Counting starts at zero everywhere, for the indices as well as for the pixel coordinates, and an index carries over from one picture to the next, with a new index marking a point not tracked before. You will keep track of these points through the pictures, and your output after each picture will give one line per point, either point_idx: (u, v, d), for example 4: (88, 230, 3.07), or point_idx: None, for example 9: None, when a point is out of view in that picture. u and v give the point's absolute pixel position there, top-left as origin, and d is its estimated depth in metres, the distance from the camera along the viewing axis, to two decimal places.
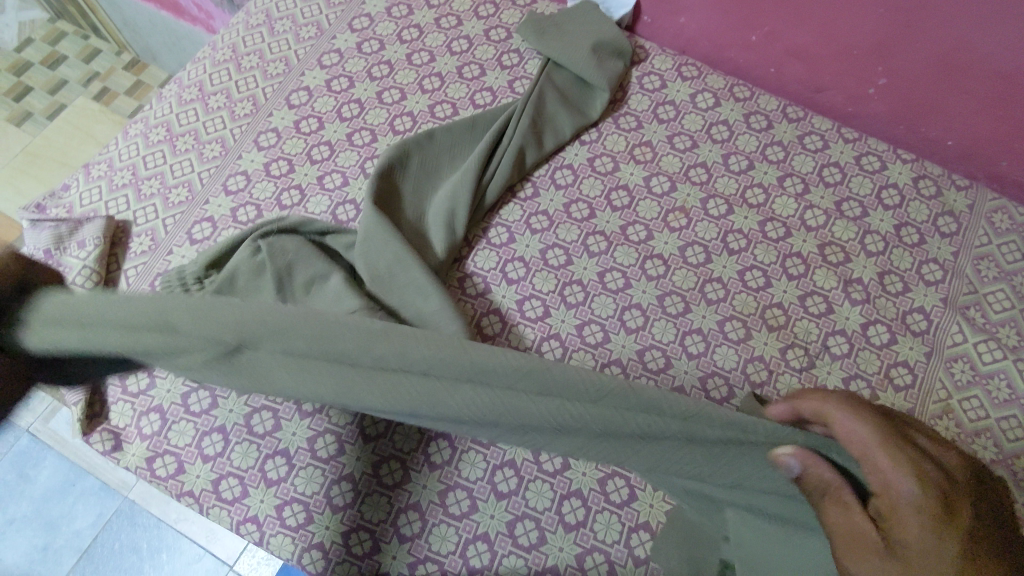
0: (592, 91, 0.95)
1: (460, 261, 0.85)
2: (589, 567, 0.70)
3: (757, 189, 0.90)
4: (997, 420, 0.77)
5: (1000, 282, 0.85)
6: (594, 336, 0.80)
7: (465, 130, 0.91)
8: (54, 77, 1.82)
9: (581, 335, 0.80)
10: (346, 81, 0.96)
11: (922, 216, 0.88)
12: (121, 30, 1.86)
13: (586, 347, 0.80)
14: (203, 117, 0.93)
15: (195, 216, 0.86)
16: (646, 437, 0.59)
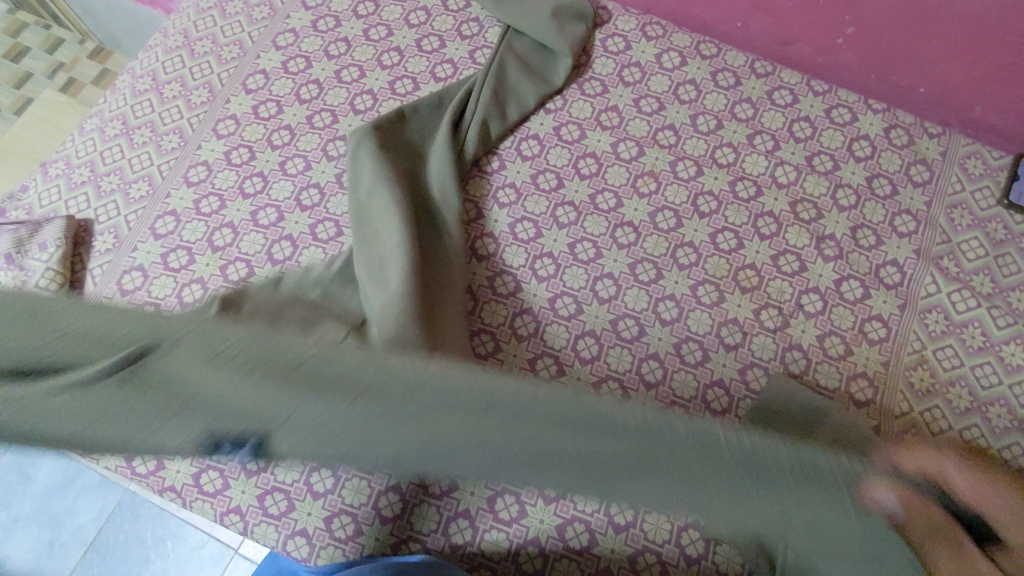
0: (554, 56, 0.93)
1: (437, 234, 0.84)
2: (570, 537, 0.71)
3: (727, 149, 0.88)
4: (972, 368, 0.77)
5: (974, 230, 0.84)
6: (567, 308, 0.80)
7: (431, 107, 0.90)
8: (18, 71, 1.78)
9: (553, 308, 0.80)
10: (303, 62, 0.93)
11: (894, 166, 0.87)
12: (82, 18, 1.81)
13: (559, 320, 0.79)
14: (159, 108, 0.91)
15: (158, 210, 0.85)
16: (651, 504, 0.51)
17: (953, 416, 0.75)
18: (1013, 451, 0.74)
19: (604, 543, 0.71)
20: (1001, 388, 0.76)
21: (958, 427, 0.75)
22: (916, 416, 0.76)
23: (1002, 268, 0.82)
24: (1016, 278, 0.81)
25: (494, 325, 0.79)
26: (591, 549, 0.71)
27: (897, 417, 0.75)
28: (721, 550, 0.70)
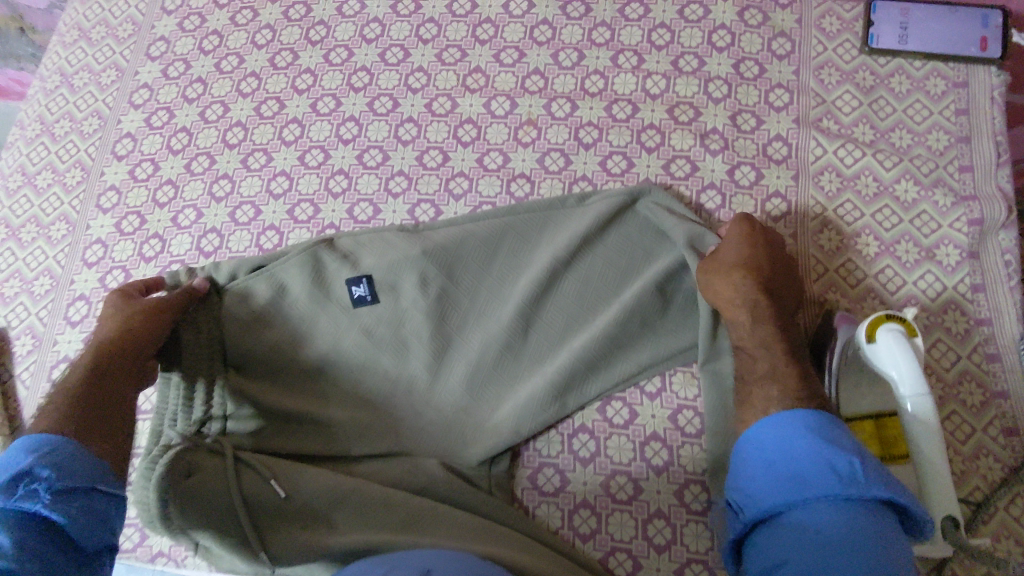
0: (418, 73, 0.91)
1: (345, 223, 0.85)
2: (542, 483, 0.76)
3: (595, 77, 0.89)
4: (873, 215, 0.80)
5: (844, 84, 0.86)
6: (478, 280, 0.80)
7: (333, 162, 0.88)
8: None
9: (463, 287, 0.80)
10: (165, 113, 0.92)
11: (756, 46, 0.88)
12: None
13: (468, 299, 0.80)
14: (37, 201, 0.90)
15: (67, 298, 0.85)
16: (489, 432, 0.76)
17: (866, 265, 0.78)
18: (926, 280, 0.77)
19: (575, 479, 0.75)
20: (903, 226, 0.79)
21: (873, 273, 0.78)
22: (832, 275, 0.78)
23: (878, 113, 0.84)
24: (892, 119, 0.84)
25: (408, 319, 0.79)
26: (564, 488, 0.75)
27: (815, 281, 0.78)
28: (684, 452, 0.74)
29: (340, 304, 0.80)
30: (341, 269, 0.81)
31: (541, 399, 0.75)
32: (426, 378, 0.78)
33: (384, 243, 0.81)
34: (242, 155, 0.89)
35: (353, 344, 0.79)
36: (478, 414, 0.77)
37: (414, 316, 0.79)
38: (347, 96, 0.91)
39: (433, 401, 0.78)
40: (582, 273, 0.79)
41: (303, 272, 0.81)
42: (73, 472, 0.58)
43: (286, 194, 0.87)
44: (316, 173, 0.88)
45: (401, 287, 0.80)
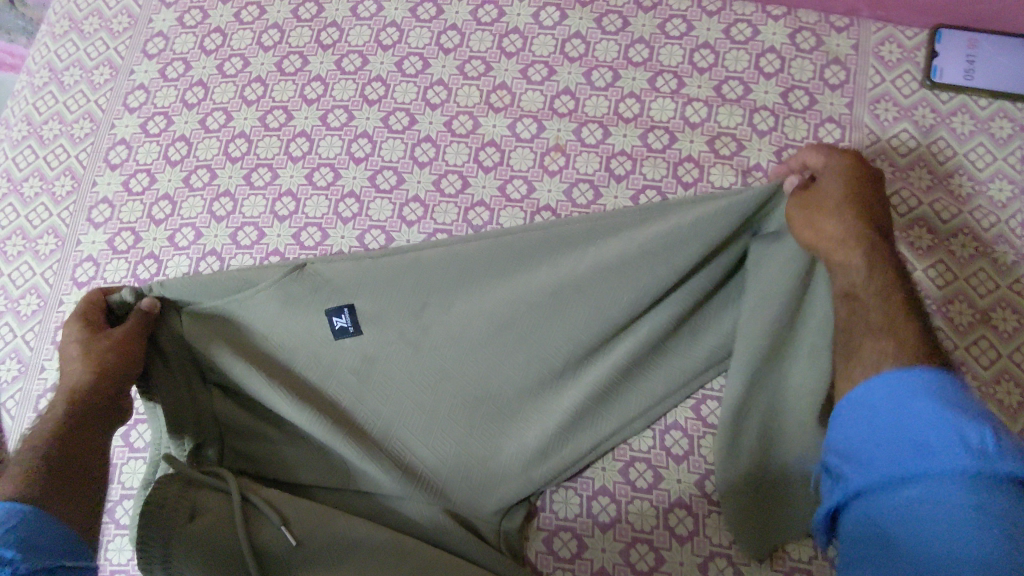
0: (438, 86, 0.84)
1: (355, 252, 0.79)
2: (558, 548, 0.72)
3: (630, 100, 0.82)
4: (925, 271, 0.74)
5: (901, 122, 0.79)
6: (475, 318, 0.71)
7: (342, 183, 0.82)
8: None
9: (458, 325, 0.71)
10: (163, 119, 0.85)
11: (807, 73, 0.81)
12: None
13: (464, 339, 0.72)
14: (23, 211, 0.84)
15: (54, 321, 0.79)
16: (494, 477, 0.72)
17: None
18: (979, 346, 0.72)
19: (593, 545, 0.71)
20: (958, 284, 0.73)
21: None
22: None
23: (937, 155, 0.77)
24: (952, 163, 0.77)
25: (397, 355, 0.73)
26: (581, 554, 0.71)
27: None
28: (711, 523, 0.70)
29: (320, 337, 0.72)
30: (316, 298, 0.71)
31: (546, 448, 0.72)
32: (421, 420, 0.73)
33: (363, 268, 0.70)
34: (246, 170, 0.83)
35: (340, 380, 0.73)
36: (485, 449, 0.73)
37: (403, 355, 0.73)
38: (360, 109, 0.84)
39: (430, 441, 0.73)
40: (597, 308, 0.69)
41: (273, 302, 0.71)
42: (47, 549, 0.53)
43: (291, 216, 0.81)
44: (324, 194, 0.81)
45: (385, 321, 0.72)
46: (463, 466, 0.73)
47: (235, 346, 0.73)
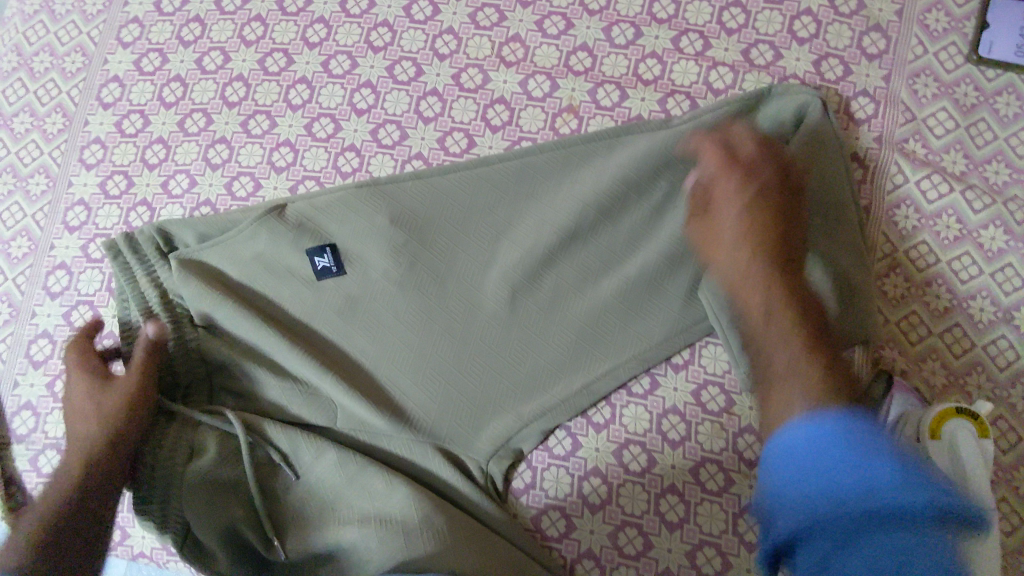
0: (448, 36, 0.79)
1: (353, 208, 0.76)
2: (546, 526, 0.71)
3: (651, 61, 0.76)
4: (950, 263, 0.70)
5: (941, 99, 0.73)
6: (466, 258, 0.74)
7: (344, 135, 0.78)
8: None
9: (448, 264, 0.74)
10: (157, 56, 0.81)
11: (844, 40, 0.75)
12: None
13: (452, 276, 0.74)
14: (14, 148, 0.81)
15: (46, 266, 0.78)
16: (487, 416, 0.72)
17: (932, 321, 0.69)
18: (998, 346, 0.68)
19: (582, 526, 0.71)
20: (983, 279, 0.70)
21: (938, 331, 0.69)
22: (892, 328, 0.70)
23: (976, 139, 0.72)
24: (991, 148, 0.72)
25: (386, 296, 0.74)
26: (569, 534, 0.71)
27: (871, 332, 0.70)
28: (702, 510, 0.69)
29: (302, 277, 0.74)
30: (299, 236, 0.74)
31: (540, 386, 0.72)
32: (406, 356, 0.73)
33: (344, 204, 0.74)
34: (243, 117, 0.79)
35: (324, 319, 0.74)
36: (474, 387, 0.72)
37: (386, 290, 0.74)
38: (364, 56, 0.79)
39: (417, 378, 0.73)
40: (575, 248, 0.73)
41: (258, 238, 0.74)
42: None
43: (289, 168, 0.78)
44: (323, 146, 0.78)
45: (369, 258, 0.74)
46: (455, 396, 0.72)
47: (216, 285, 0.74)
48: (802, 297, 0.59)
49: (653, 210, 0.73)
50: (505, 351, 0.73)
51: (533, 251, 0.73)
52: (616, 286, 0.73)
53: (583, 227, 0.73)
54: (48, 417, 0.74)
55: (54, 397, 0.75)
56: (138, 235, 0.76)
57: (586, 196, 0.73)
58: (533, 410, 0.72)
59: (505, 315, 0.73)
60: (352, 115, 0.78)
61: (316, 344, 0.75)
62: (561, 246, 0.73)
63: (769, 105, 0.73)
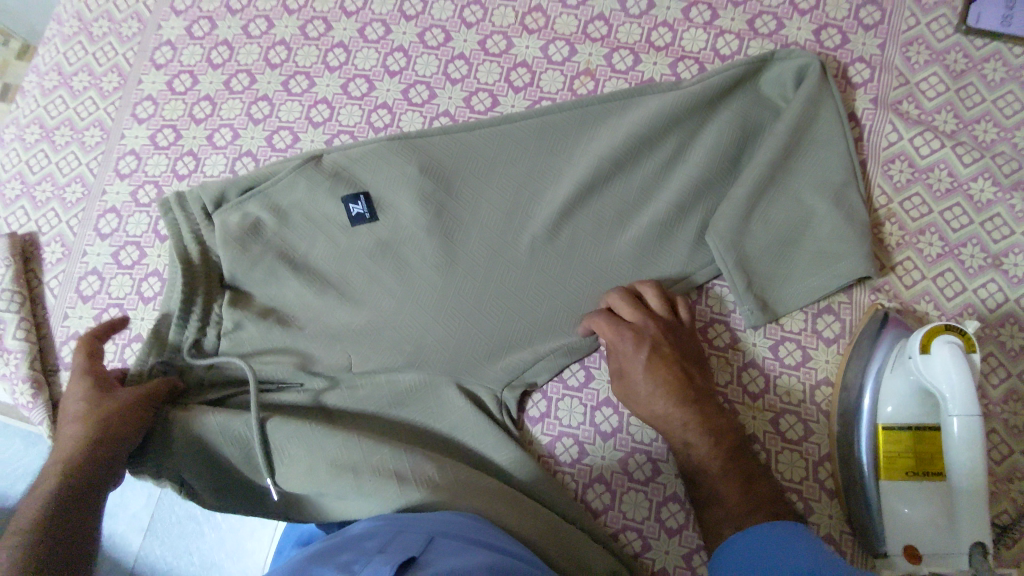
0: (475, 6, 0.86)
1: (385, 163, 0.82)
2: (560, 452, 0.75)
3: (663, 29, 0.83)
4: (942, 213, 0.75)
5: (932, 65, 0.79)
6: (490, 205, 0.79)
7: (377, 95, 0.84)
8: None
9: (474, 211, 0.79)
10: (207, 23, 0.88)
11: (842, 12, 0.81)
12: None
13: (477, 222, 0.79)
14: (72, 103, 0.87)
15: (98, 210, 0.84)
16: (509, 353, 0.76)
17: (925, 266, 0.74)
18: (988, 289, 0.73)
19: (594, 453, 0.75)
20: (973, 228, 0.74)
21: (931, 276, 0.74)
22: (888, 272, 0.74)
23: (964, 101, 0.78)
24: (979, 109, 0.77)
25: (415, 240, 0.79)
26: (582, 460, 0.75)
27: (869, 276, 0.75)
28: None
29: (336, 222, 0.79)
30: (333, 186, 0.79)
31: (560, 326, 0.77)
32: (432, 297, 0.78)
33: (377, 157, 0.80)
34: (284, 77, 0.85)
35: (356, 262, 0.79)
36: (496, 326, 0.77)
37: (414, 235, 0.79)
38: (397, 23, 0.86)
39: (443, 317, 0.77)
40: (592, 199, 0.78)
41: (297, 186, 0.79)
42: None
43: (326, 123, 0.84)
44: (358, 104, 0.84)
45: (399, 206, 0.79)
46: (479, 334, 0.76)
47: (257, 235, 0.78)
48: (694, 384, 0.70)
49: (665, 164, 0.78)
50: (526, 292, 0.77)
51: (550, 202, 0.78)
52: (629, 234, 0.77)
53: (597, 179, 0.78)
54: None
55: (100, 327, 0.79)
56: (183, 194, 0.80)
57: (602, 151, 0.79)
58: (553, 347, 0.76)
59: (526, 260, 0.78)
60: (386, 77, 0.85)
61: (346, 285, 0.79)
62: (580, 196, 0.78)
63: (771, 71, 0.78)
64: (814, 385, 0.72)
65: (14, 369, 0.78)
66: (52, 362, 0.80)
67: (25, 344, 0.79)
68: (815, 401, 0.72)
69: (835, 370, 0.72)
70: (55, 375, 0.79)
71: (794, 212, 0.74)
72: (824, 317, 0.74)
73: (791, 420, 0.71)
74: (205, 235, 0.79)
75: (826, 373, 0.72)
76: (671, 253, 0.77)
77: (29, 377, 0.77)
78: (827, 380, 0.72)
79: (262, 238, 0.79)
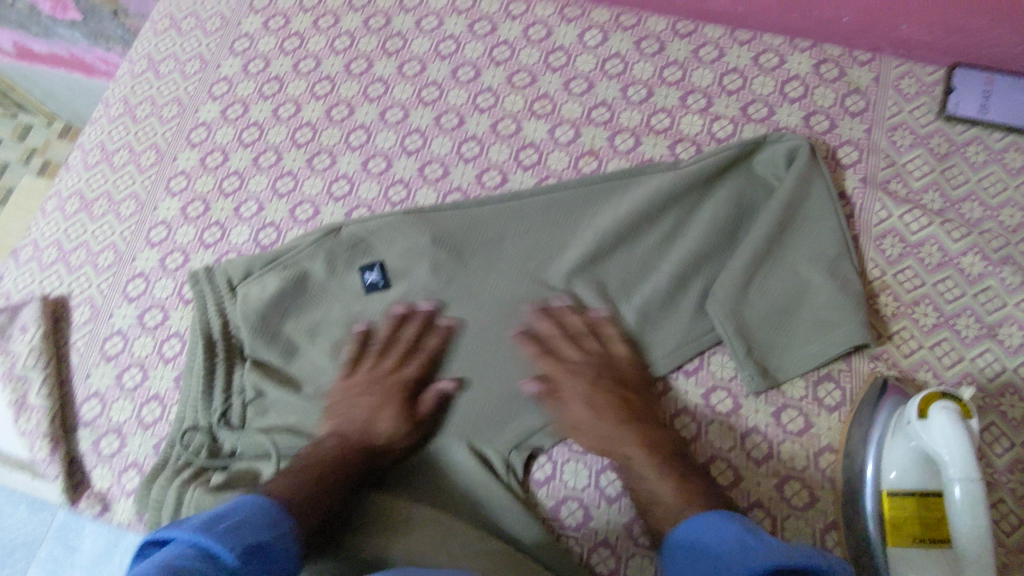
0: (488, 93, 0.93)
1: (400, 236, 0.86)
2: (565, 515, 0.75)
3: (662, 115, 0.89)
4: (934, 285, 0.78)
5: (917, 149, 0.84)
6: (499, 274, 0.83)
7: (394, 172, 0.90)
8: (19, 125, 1.78)
9: (483, 279, 0.83)
10: (241, 107, 0.96)
11: (829, 100, 0.87)
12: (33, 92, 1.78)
13: (486, 289, 0.82)
14: (112, 177, 0.94)
15: (127, 274, 0.88)
16: (516, 416, 0.78)
17: (922, 335, 0.76)
18: (985, 359, 0.74)
19: (599, 517, 0.74)
20: (966, 299, 0.77)
21: (928, 345, 0.75)
22: (886, 341, 0.76)
23: (950, 181, 0.82)
24: (965, 189, 0.82)
25: (426, 306, 0.82)
26: (587, 524, 0.75)
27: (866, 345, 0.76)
28: None
29: (352, 290, 0.83)
30: (350, 256, 0.84)
31: None
32: (440, 360, 0.80)
33: (391, 228, 0.85)
34: (309, 155, 0.92)
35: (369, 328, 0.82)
36: (503, 389, 0.78)
37: (424, 301, 0.82)
38: (415, 108, 0.93)
39: (451, 380, 0.79)
40: (594, 268, 0.82)
41: (315, 257, 0.84)
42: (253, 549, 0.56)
43: (346, 197, 0.89)
44: (377, 180, 0.90)
45: (411, 274, 0.83)
46: (486, 397, 0.78)
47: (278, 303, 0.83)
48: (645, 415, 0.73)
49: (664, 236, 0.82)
50: (531, 356, 0.79)
51: (555, 272, 0.82)
52: (632, 302, 0.80)
53: (600, 249, 0.82)
54: (112, 404, 0.82)
55: (120, 386, 0.83)
56: (212, 268, 0.85)
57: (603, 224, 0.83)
58: (558, 410, 0.77)
59: (531, 325, 0.80)
60: (403, 156, 0.91)
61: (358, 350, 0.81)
62: (582, 266, 0.82)
63: (765, 151, 0.84)
64: (817, 451, 0.73)
65: (37, 426, 0.81)
66: (72, 420, 0.83)
67: (47, 401, 0.82)
68: (819, 467, 0.72)
69: (839, 437, 0.73)
70: (73, 432, 0.82)
71: (791, 284, 0.77)
72: (825, 385, 0.75)
73: (796, 486, 0.71)
74: (226, 304, 0.83)
75: (830, 440, 0.73)
76: (673, 321, 0.79)
77: (49, 434, 0.81)
78: (831, 447, 0.73)
79: (282, 304, 0.82)
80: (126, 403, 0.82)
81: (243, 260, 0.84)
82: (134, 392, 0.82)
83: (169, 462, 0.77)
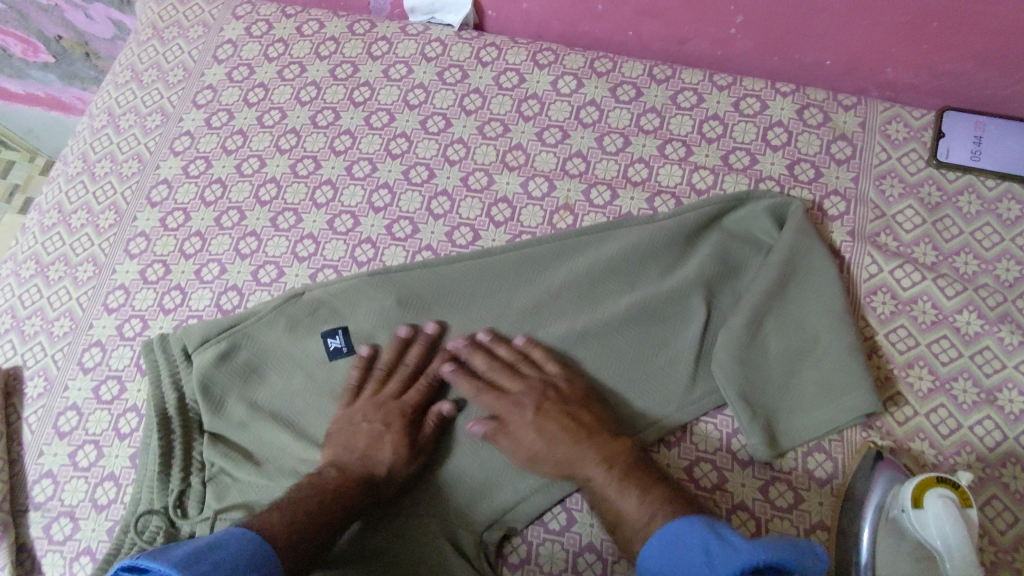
0: (458, 145, 0.89)
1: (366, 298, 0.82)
2: None
3: (639, 165, 0.85)
4: (929, 346, 0.73)
5: (906, 199, 0.80)
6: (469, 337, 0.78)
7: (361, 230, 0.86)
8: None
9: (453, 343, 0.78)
10: (203, 163, 0.92)
11: (813, 147, 0.83)
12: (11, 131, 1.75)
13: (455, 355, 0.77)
14: (69, 239, 0.90)
15: (83, 343, 0.84)
16: (486, 492, 0.72)
17: (917, 401, 0.71)
18: (985, 427, 0.70)
19: None
20: (963, 361, 0.72)
21: (924, 412, 0.71)
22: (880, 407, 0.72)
23: (942, 233, 0.78)
24: (958, 241, 0.78)
25: (392, 374, 0.77)
26: None
27: None
28: None
29: (315, 359, 0.79)
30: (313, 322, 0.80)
31: None
32: None
33: (355, 291, 0.80)
34: (273, 214, 0.88)
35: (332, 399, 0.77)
36: (471, 462, 0.73)
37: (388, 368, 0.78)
38: (383, 162, 0.89)
39: (416, 452, 0.74)
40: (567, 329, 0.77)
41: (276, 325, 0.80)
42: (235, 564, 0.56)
43: (311, 257, 0.85)
44: (343, 239, 0.86)
45: (375, 340, 0.79)
46: (453, 471, 0.73)
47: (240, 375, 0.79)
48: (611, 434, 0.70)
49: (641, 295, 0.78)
50: None
51: (526, 334, 0.78)
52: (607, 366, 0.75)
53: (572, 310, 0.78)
54: (64, 485, 0.77)
55: (73, 465, 0.78)
56: (170, 338, 0.81)
57: (576, 283, 0.79)
58: (531, 485, 0.72)
59: None
60: (371, 212, 0.87)
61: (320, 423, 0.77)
62: (554, 327, 0.78)
63: (746, 207, 0.80)
64: (808, 529, 0.67)
65: None
66: (21, 502, 0.78)
67: None
68: None
69: (830, 513, 0.68)
70: (22, 516, 0.77)
71: (781, 349, 0.73)
72: (815, 456, 0.70)
73: None
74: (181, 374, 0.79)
75: (822, 517, 0.67)
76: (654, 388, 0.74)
77: None
78: (823, 524, 0.67)
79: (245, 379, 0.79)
80: (79, 484, 0.77)
81: (202, 330, 0.80)
82: (88, 471, 0.77)
83: (122, 549, 0.72)
